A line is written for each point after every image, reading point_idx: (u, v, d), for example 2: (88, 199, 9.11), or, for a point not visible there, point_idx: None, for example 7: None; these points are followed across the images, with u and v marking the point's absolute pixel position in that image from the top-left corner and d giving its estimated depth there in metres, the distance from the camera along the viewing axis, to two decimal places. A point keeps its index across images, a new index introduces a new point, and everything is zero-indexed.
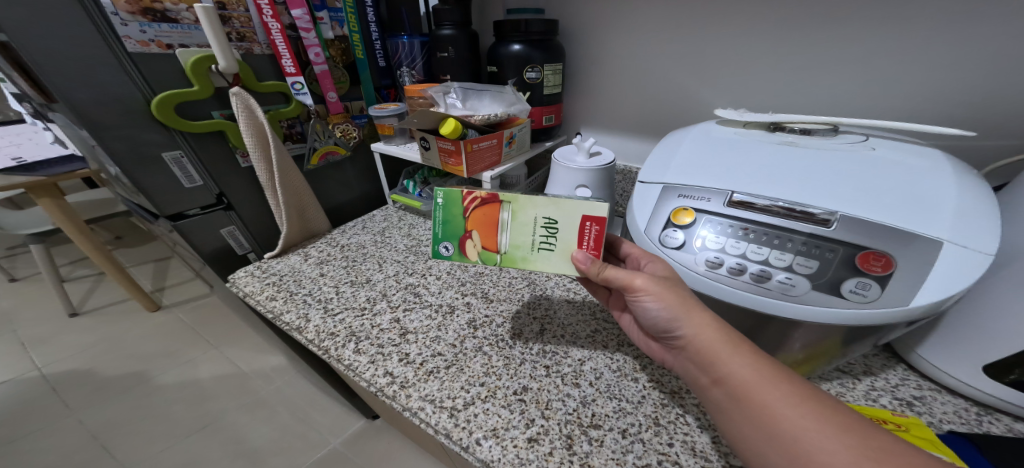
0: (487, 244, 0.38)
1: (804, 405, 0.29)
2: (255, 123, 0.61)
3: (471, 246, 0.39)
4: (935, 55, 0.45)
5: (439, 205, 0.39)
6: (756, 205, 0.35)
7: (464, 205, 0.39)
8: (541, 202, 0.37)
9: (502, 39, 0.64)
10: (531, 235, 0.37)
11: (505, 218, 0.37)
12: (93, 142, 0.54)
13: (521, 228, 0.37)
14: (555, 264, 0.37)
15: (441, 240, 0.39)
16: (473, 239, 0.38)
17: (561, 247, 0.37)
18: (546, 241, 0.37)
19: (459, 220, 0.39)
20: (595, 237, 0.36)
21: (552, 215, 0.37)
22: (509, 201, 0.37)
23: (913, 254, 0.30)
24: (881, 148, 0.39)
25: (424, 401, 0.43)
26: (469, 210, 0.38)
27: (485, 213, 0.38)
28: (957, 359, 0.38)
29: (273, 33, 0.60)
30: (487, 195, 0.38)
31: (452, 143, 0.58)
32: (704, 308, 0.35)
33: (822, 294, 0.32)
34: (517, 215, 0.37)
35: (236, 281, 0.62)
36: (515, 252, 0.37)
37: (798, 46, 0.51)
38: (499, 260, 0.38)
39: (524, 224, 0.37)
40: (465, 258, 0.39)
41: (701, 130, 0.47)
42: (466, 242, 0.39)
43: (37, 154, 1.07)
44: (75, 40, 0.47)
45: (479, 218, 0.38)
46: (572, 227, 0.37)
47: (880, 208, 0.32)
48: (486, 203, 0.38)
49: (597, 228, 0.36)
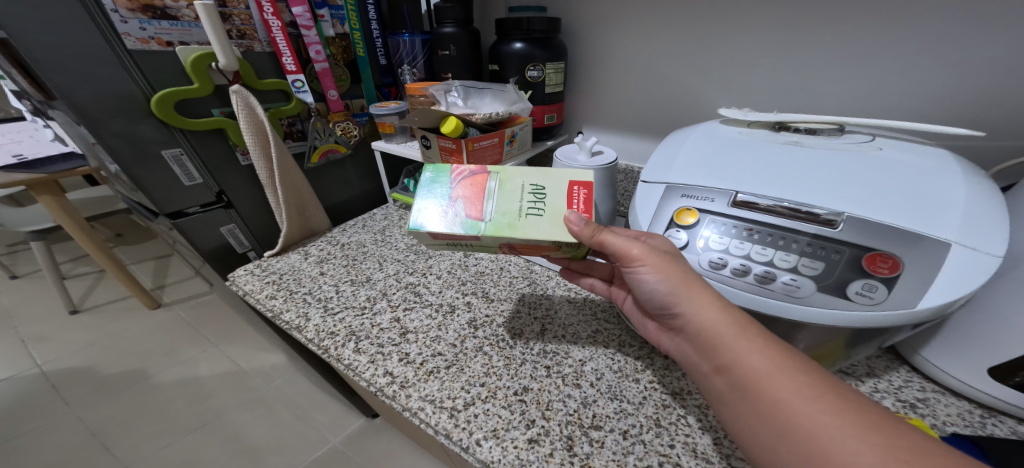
0: (472, 211, 0.37)
1: (818, 397, 0.29)
2: (255, 121, 0.60)
3: (455, 214, 0.38)
4: (940, 54, 0.44)
5: (429, 177, 0.40)
6: (760, 206, 0.35)
7: (454, 177, 0.40)
8: (528, 172, 0.39)
9: (504, 38, 0.64)
10: (519, 202, 0.38)
11: (493, 185, 0.39)
12: (92, 139, 0.54)
13: (509, 195, 0.38)
14: (543, 227, 0.36)
15: (425, 209, 0.38)
16: (459, 206, 0.38)
17: (549, 212, 0.37)
18: (534, 207, 0.37)
19: (446, 191, 0.39)
20: (584, 200, 0.38)
21: (538, 183, 0.39)
22: (497, 171, 0.39)
23: (920, 256, 0.30)
24: (888, 149, 0.38)
25: (424, 401, 0.43)
26: (458, 181, 0.40)
27: (473, 183, 0.39)
28: (962, 361, 0.38)
29: (274, 31, 0.60)
30: (476, 168, 0.40)
31: (453, 141, 0.57)
32: (704, 285, 0.35)
33: (827, 295, 0.32)
34: (505, 183, 0.39)
35: (236, 279, 0.62)
36: (502, 218, 0.37)
37: (803, 44, 0.51)
38: (485, 226, 0.36)
39: (512, 191, 0.38)
40: (444, 226, 0.37)
41: (705, 129, 0.47)
42: (451, 211, 0.38)
43: (38, 151, 1.07)
44: (74, 37, 0.46)
45: (467, 186, 0.39)
46: (559, 193, 0.38)
47: (887, 209, 0.32)
48: (475, 173, 0.40)
49: (584, 191, 0.38)
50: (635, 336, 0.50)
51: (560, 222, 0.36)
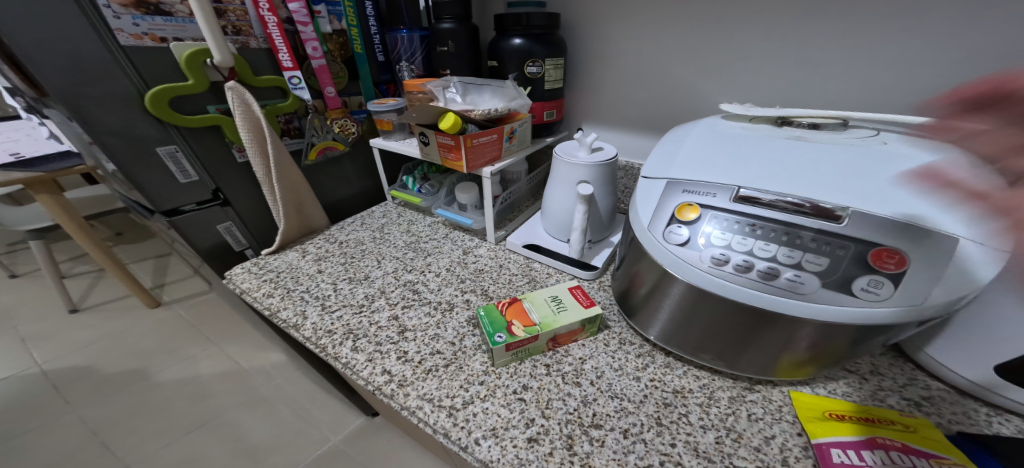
0: (525, 321, 0.46)
1: None
2: (252, 117, 0.60)
3: (516, 326, 0.45)
4: (946, 48, 0.44)
5: (483, 316, 0.47)
6: (763, 201, 0.34)
7: (499, 308, 0.49)
8: (543, 289, 0.51)
9: (503, 34, 0.63)
10: (550, 307, 0.48)
11: (528, 301, 0.49)
12: (87, 137, 0.53)
13: (541, 305, 0.48)
14: (577, 314, 0.47)
15: (493, 332, 0.45)
16: (515, 324, 0.46)
17: (573, 306, 0.48)
18: (562, 308, 0.48)
19: (499, 318, 0.47)
20: (584, 294, 0.50)
21: (553, 294, 0.50)
22: (523, 295, 0.50)
23: (928, 251, 0.29)
24: (892, 143, 0.38)
25: (422, 400, 0.42)
26: (504, 307, 0.48)
27: (515, 304, 0.49)
28: (968, 359, 0.37)
29: (270, 27, 0.59)
30: (510, 298, 0.50)
31: (452, 138, 0.57)
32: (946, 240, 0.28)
33: (831, 292, 0.31)
34: (533, 298, 0.49)
35: (233, 277, 0.62)
36: (547, 319, 0.46)
37: (806, 39, 0.50)
38: (541, 327, 0.45)
39: (541, 302, 0.49)
40: (515, 337, 0.44)
41: (707, 125, 0.46)
42: (510, 327, 0.45)
43: (35, 150, 1.06)
44: (66, 32, 0.46)
45: (510, 309, 0.48)
46: (569, 295, 0.50)
47: (893, 203, 0.31)
48: (512, 301, 0.49)
49: (581, 289, 0.51)
50: (635, 334, 0.49)
51: (584, 309, 0.47)
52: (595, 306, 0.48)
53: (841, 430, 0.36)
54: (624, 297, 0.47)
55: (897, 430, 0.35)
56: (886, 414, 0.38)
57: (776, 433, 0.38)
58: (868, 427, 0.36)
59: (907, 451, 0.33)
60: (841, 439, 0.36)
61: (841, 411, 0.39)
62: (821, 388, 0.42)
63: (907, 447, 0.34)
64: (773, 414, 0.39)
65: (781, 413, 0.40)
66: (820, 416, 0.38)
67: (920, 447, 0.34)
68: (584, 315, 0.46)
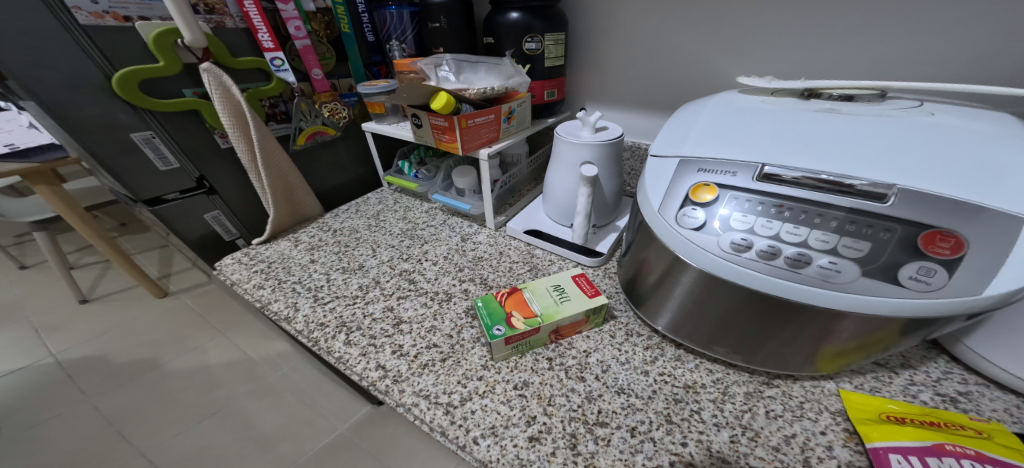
0: (526, 314, 0.43)
1: None
2: (232, 100, 0.56)
3: (516, 319, 0.43)
4: (995, 11, 0.40)
5: (478, 306, 0.44)
6: (789, 179, 0.31)
7: (498, 298, 0.45)
8: (544, 279, 0.48)
9: (499, 7, 0.58)
10: (552, 298, 0.45)
11: (528, 294, 0.45)
12: (54, 124, 0.50)
13: (542, 295, 0.45)
14: (578, 305, 0.43)
15: (491, 325, 0.42)
16: (514, 316, 0.43)
17: (575, 296, 0.45)
18: (564, 298, 0.45)
19: (499, 309, 0.44)
20: (586, 282, 0.47)
21: (556, 283, 0.47)
22: (524, 285, 0.47)
23: (984, 232, 0.26)
24: (939, 114, 0.34)
25: (417, 396, 0.40)
26: (504, 298, 0.45)
27: (514, 296, 0.45)
28: (1012, 353, 0.34)
29: (247, 5, 0.55)
30: (509, 288, 0.47)
31: (445, 118, 0.53)
32: None
33: (872, 281, 0.28)
34: (534, 288, 0.46)
35: (223, 268, 0.59)
36: (548, 311, 0.43)
37: (837, 5, 0.45)
38: (540, 320, 0.42)
39: (542, 293, 0.46)
40: (515, 330, 0.41)
41: (723, 99, 0.42)
42: (511, 319, 0.43)
43: (31, 141, 0.98)
44: (20, 9, 0.42)
45: (509, 299, 0.45)
46: (571, 284, 0.47)
47: (946, 179, 0.27)
48: (511, 291, 0.46)
49: (583, 277, 0.48)
50: (643, 324, 0.46)
51: (584, 297, 0.44)
52: (600, 295, 0.45)
53: (901, 435, 0.33)
54: (630, 286, 0.44)
55: (964, 433, 0.32)
56: (953, 417, 0.34)
57: (797, 432, 0.35)
58: (933, 431, 0.33)
59: (982, 460, 0.30)
60: (903, 444, 0.32)
61: (899, 412, 0.35)
62: (846, 382, 0.39)
63: (982, 456, 0.30)
64: (794, 412, 0.37)
65: (803, 410, 0.37)
66: (876, 418, 0.35)
67: (996, 455, 0.30)
68: (587, 305, 0.43)
